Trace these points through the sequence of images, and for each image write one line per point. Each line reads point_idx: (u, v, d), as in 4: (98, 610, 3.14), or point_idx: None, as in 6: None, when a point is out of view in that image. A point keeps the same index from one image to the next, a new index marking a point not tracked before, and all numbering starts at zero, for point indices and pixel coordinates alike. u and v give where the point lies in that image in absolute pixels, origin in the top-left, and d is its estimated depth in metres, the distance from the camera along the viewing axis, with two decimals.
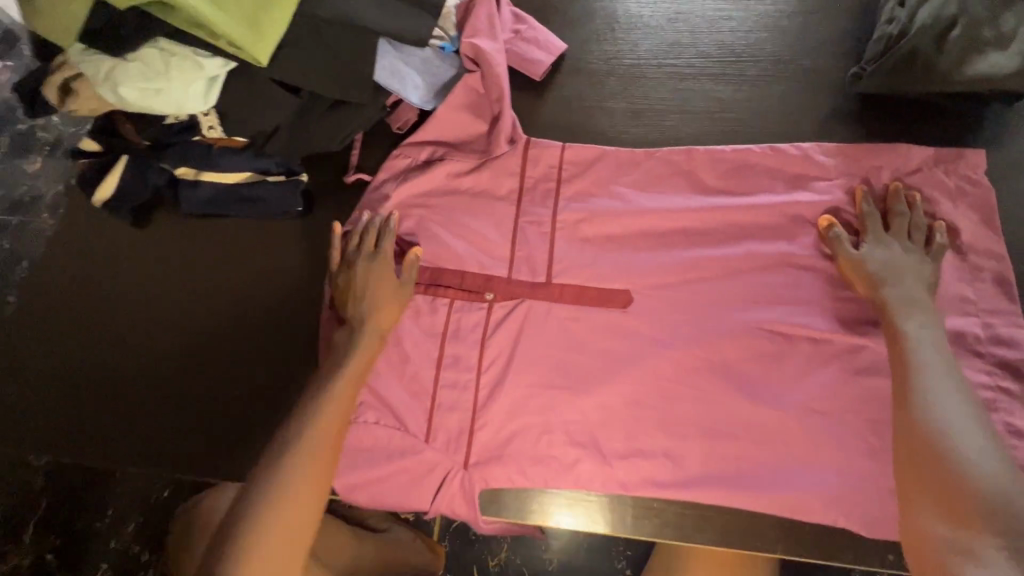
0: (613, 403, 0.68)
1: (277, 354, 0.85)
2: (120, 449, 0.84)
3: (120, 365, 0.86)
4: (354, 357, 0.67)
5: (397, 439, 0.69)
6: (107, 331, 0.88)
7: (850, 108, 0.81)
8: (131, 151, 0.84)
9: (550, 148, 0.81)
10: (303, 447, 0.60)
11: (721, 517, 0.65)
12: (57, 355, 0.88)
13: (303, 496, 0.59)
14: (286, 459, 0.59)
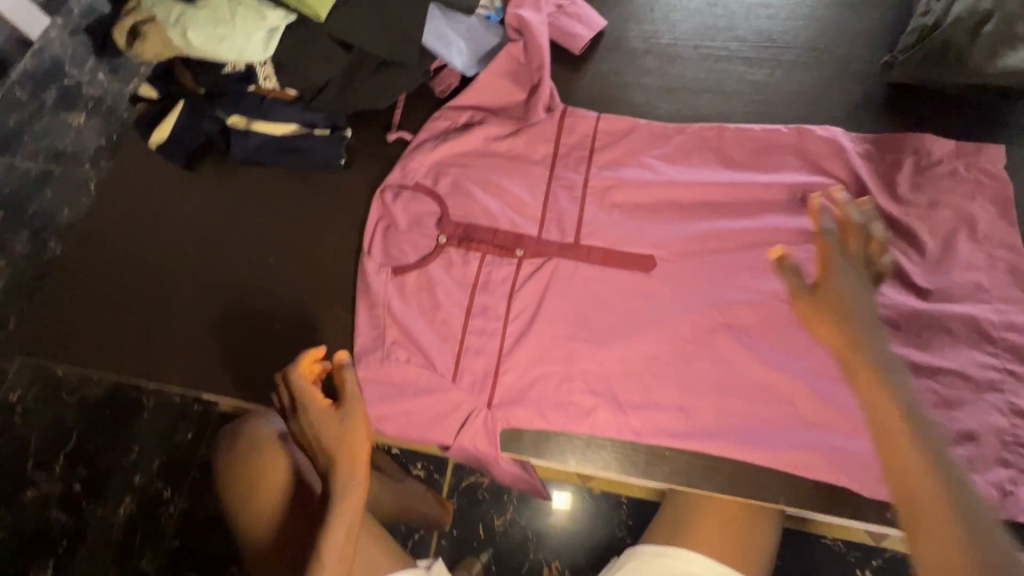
0: (631, 359, 0.72)
1: (300, 292, 0.84)
2: (145, 364, 0.84)
3: (156, 285, 0.88)
4: (341, 468, 0.63)
5: (425, 377, 0.74)
6: (148, 253, 0.90)
7: (880, 96, 0.83)
8: (188, 98, 0.89)
9: (585, 118, 0.85)
10: (333, 537, 0.62)
11: (729, 469, 0.69)
12: (96, 272, 0.90)
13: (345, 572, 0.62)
14: (322, 546, 0.61)
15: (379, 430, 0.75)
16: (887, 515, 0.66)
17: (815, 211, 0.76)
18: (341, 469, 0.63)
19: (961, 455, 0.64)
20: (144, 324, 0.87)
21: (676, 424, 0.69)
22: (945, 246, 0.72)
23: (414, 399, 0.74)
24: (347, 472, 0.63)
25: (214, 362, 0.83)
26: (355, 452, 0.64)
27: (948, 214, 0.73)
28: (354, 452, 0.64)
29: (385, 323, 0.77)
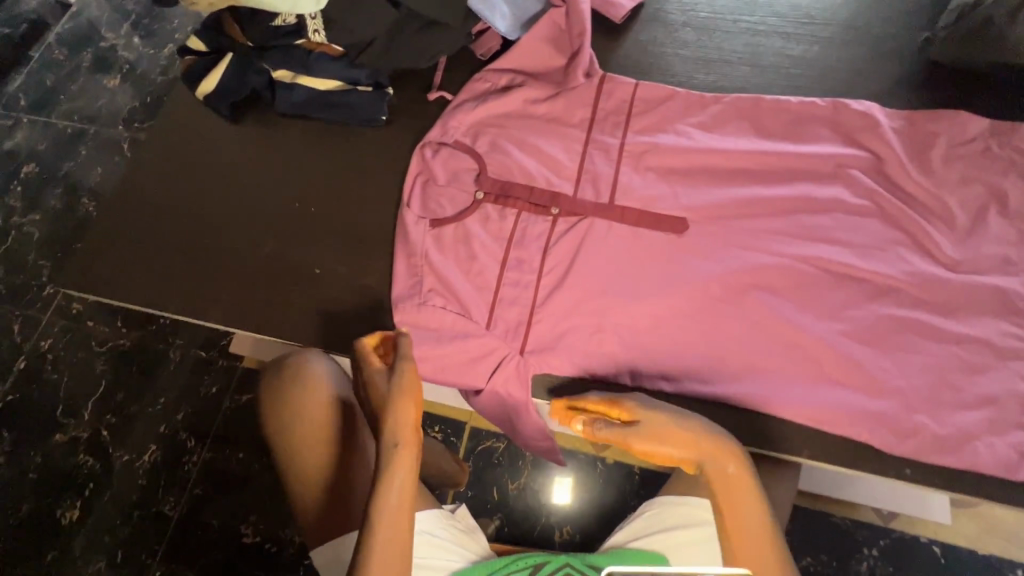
0: (661, 314, 0.75)
1: (343, 236, 0.88)
2: (190, 300, 0.88)
3: (201, 228, 0.92)
4: (394, 419, 0.68)
5: (457, 324, 0.77)
6: (193, 198, 0.94)
7: (917, 74, 0.84)
8: (235, 51, 0.91)
9: (623, 85, 0.86)
10: (391, 486, 0.67)
11: (751, 421, 0.72)
12: (144, 212, 0.94)
13: (403, 516, 0.67)
14: (381, 491, 0.67)
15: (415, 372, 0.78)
16: (906, 471, 0.68)
17: (848, 181, 0.78)
18: (394, 420, 0.68)
19: (981, 417, 0.66)
20: (191, 263, 0.90)
21: (699, 375, 0.73)
22: (975, 219, 0.73)
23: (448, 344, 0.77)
24: (399, 421, 0.68)
25: (261, 301, 0.87)
26: (405, 410, 0.69)
27: (980, 189, 0.75)
28: (406, 407, 0.69)
29: (422, 271, 0.80)
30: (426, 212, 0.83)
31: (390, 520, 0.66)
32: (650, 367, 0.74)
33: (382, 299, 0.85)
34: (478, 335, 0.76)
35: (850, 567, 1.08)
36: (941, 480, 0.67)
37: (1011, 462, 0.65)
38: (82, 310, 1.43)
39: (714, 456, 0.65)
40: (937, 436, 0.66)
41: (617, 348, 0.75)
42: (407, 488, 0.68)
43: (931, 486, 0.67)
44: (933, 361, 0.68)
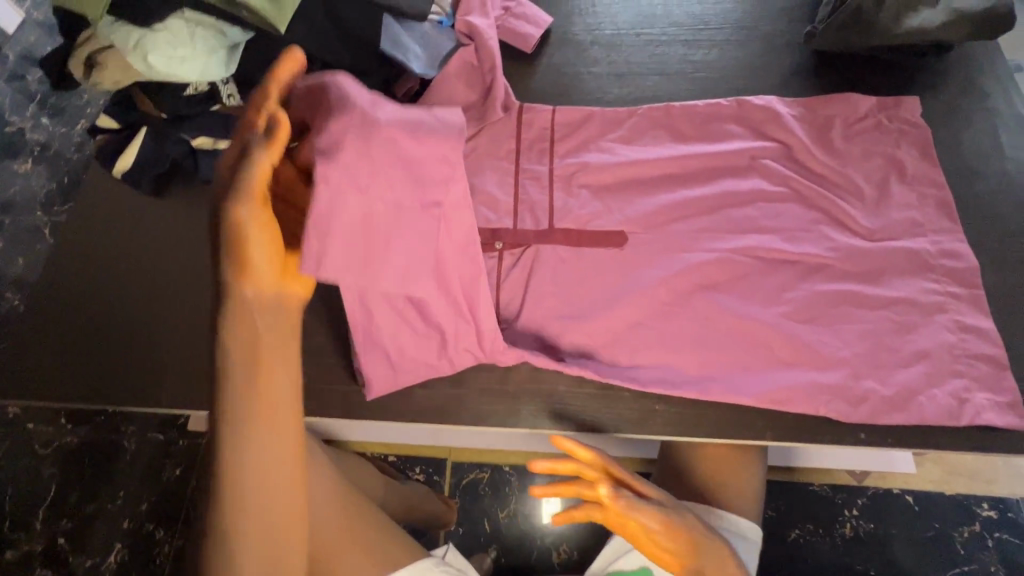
0: (616, 326, 0.77)
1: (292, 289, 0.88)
2: (137, 389, 0.84)
3: (139, 313, 0.88)
4: (232, 306, 0.48)
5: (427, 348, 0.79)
6: (126, 283, 0.91)
7: (807, 64, 0.91)
8: (153, 126, 0.88)
9: (543, 111, 0.89)
10: (242, 440, 0.48)
11: (715, 414, 0.75)
12: (75, 305, 0.90)
13: (258, 534, 0.49)
14: (214, 448, 0.48)
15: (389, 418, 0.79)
16: (861, 435, 0.72)
17: (763, 172, 0.83)
18: (230, 215, 0.48)
19: (920, 370, 0.71)
20: (131, 348, 0.86)
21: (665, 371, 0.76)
22: (882, 190, 0.79)
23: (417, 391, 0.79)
24: (246, 316, 0.48)
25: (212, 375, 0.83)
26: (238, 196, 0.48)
27: (881, 161, 0.81)
28: (242, 329, 0.48)
29: None
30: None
31: (233, 538, 0.48)
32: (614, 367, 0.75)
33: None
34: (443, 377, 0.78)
35: (836, 530, 1.12)
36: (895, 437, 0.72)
37: (952, 408, 0.70)
38: (19, 414, 1.33)
39: (715, 556, 0.61)
40: (885, 398, 0.70)
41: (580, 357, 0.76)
42: (268, 403, 0.48)
43: (885, 444, 0.71)
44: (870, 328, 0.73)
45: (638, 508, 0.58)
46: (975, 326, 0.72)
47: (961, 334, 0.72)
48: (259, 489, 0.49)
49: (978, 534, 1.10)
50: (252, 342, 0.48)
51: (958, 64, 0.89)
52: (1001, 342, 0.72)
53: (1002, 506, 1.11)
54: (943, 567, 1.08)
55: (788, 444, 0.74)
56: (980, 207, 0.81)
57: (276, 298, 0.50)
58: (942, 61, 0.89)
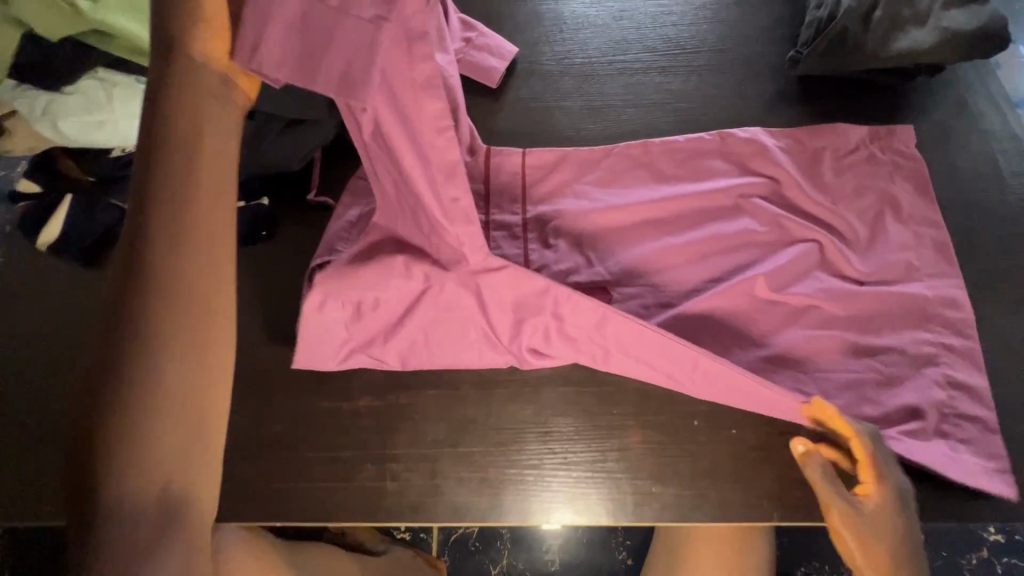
0: (608, 396, 0.68)
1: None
2: (58, 494, 0.73)
3: (63, 404, 0.77)
4: (181, 85, 0.48)
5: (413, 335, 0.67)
6: (40, 367, 0.78)
7: (791, 90, 0.86)
8: (78, 190, 0.79)
9: (511, 154, 0.81)
10: (175, 258, 0.46)
11: (717, 496, 0.63)
12: None
13: (183, 366, 0.46)
14: (144, 261, 0.46)
15: (339, 520, 0.66)
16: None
17: (752, 212, 0.77)
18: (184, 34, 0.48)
19: (929, 432, 0.65)
20: (52, 445, 0.75)
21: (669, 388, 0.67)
22: (877, 229, 0.74)
23: (378, 492, 0.66)
24: (196, 109, 0.48)
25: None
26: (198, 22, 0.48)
27: (873, 197, 0.76)
28: (187, 142, 0.47)
29: (328, 409, 0.70)
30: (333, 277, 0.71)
31: (157, 357, 0.45)
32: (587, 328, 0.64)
33: (273, 443, 0.69)
34: (405, 467, 0.67)
35: None
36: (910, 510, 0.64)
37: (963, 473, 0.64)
38: None
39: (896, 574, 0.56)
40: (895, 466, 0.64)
41: (561, 329, 0.65)
42: (214, 206, 0.48)
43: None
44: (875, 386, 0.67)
45: (850, 517, 0.55)
46: (967, 383, 0.67)
47: (965, 391, 0.67)
48: (191, 308, 0.46)
49: (982, 562, 1.07)
50: (195, 145, 0.48)
51: (948, 85, 0.84)
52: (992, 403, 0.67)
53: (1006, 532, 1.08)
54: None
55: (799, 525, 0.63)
56: (976, 244, 0.76)
57: (218, 100, 0.49)
58: (932, 83, 0.84)
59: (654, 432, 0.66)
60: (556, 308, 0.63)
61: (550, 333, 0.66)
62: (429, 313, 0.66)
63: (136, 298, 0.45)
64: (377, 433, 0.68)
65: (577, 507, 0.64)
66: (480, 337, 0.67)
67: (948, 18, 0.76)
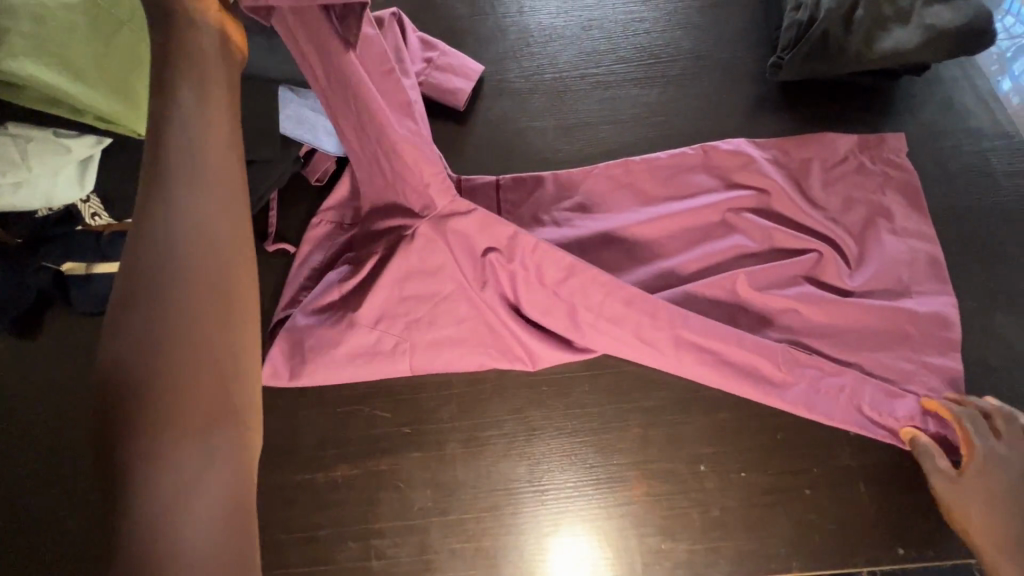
0: (607, 448, 0.63)
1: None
2: None
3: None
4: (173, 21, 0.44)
5: (385, 294, 0.62)
6: None
7: (773, 96, 0.81)
8: (4, 254, 0.69)
9: (483, 183, 0.75)
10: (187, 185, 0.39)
11: (732, 548, 0.58)
12: None
13: (203, 295, 0.37)
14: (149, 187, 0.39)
15: None
16: (899, 551, 0.58)
17: (743, 230, 0.72)
18: None
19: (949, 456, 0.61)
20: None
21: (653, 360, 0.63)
22: (875, 242, 0.70)
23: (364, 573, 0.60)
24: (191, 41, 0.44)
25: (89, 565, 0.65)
26: None
27: (864, 208, 0.72)
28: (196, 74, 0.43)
29: (301, 482, 0.64)
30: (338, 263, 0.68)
31: (177, 286, 0.37)
32: (556, 280, 0.61)
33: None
34: (393, 541, 0.61)
35: None
36: (935, 548, 0.58)
37: None
38: None
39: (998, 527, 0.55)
40: (915, 500, 0.60)
41: (545, 297, 0.62)
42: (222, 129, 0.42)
43: (927, 559, 0.58)
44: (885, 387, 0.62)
45: (942, 485, 0.57)
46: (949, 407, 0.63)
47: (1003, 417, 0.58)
48: (207, 233, 0.38)
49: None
50: (197, 70, 0.43)
51: (931, 83, 0.81)
52: None
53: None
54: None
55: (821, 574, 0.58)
56: (976, 251, 0.72)
57: (219, 47, 0.45)
58: (916, 82, 0.81)
59: (657, 483, 0.61)
60: (522, 258, 0.61)
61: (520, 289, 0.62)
62: (403, 266, 0.61)
63: (148, 229, 0.38)
64: (357, 506, 0.62)
65: (596, 547, 0.60)
66: (456, 294, 0.63)
67: (930, 14, 0.73)
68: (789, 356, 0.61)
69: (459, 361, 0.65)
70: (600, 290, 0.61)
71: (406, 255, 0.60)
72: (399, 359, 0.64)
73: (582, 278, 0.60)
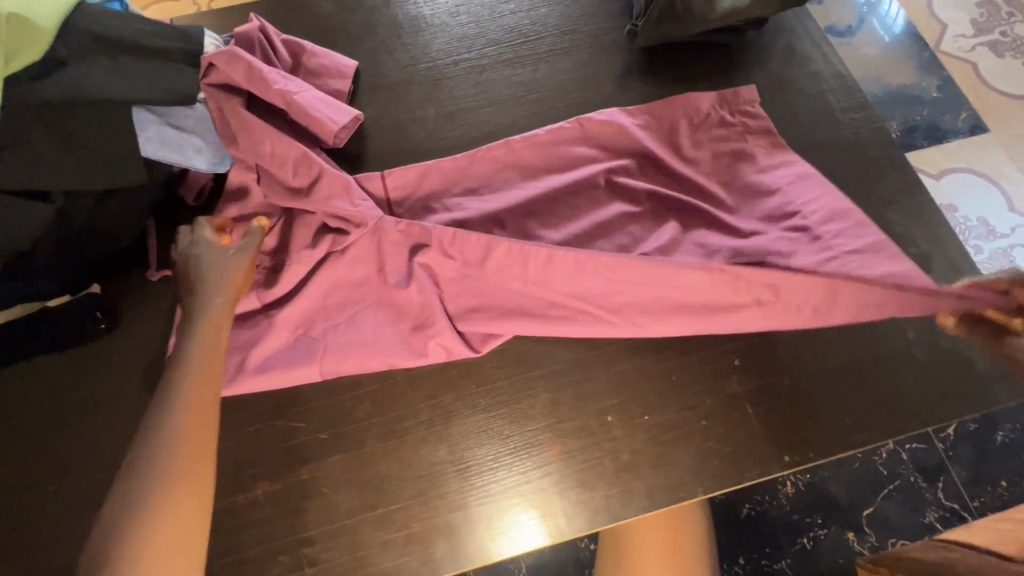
0: (521, 411, 0.66)
1: (84, 503, 0.65)
2: None
3: None
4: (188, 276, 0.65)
5: (311, 301, 0.68)
6: None
7: (638, 62, 0.86)
8: None
9: (370, 179, 0.75)
10: (150, 474, 0.53)
11: (643, 486, 0.63)
12: None
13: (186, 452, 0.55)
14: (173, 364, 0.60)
15: None
16: (786, 458, 0.65)
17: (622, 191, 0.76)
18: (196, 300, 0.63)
19: (822, 368, 0.68)
20: None
21: (585, 317, 0.67)
22: (740, 185, 0.76)
23: None
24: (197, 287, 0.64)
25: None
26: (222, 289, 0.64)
27: (726, 157, 0.78)
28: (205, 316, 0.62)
29: (221, 507, 0.63)
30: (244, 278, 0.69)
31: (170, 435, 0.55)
32: (478, 263, 0.68)
33: None
34: (323, 544, 0.61)
35: (778, 491, 1.08)
36: (818, 450, 0.65)
37: (854, 402, 0.67)
38: None
39: None
40: (797, 412, 0.67)
41: (462, 283, 0.68)
42: (217, 330, 0.62)
43: (810, 461, 0.65)
44: (795, 279, 0.65)
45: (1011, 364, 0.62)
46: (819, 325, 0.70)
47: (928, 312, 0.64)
48: (192, 408, 0.57)
49: (930, 468, 1.08)
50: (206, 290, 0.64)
51: (776, 35, 0.88)
52: (843, 338, 0.70)
53: (951, 440, 1.09)
54: (910, 510, 1.06)
55: (722, 491, 0.64)
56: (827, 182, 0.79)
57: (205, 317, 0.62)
58: (762, 34, 0.88)
59: (570, 439, 0.65)
60: (444, 245, 0.68)
61: (449, 277, 0.68)
62: (331, 277, 0.68)
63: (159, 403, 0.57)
64: (283, 518, 0.62)
65: (513, 515, 0.62)
66: (374, 299, 0.68)
67: None
68: (706, 294, 0.65)
69: (369, 361, 0.66)
70: (520, 260, 0.66)
71: (334, 266, 0.68)
72: (311, 360, 0.66)
73: (503, 251, 0.66)
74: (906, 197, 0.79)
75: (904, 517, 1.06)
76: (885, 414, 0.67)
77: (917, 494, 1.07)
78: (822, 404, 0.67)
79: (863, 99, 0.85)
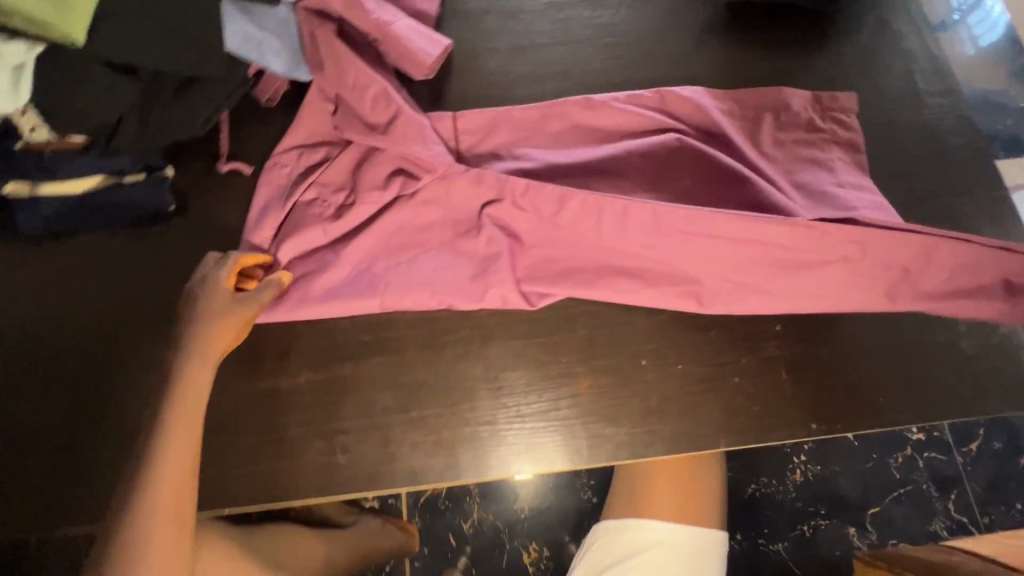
0: (559, 343, 0.68)
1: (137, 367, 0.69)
2: None
3: None
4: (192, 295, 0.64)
5: (375, 238, 0.69)
6: None
7: (721, 18, 0.84)
8: None
9: (441, 119, 0.75)
10: (149, 464, 0.56)
11: (667, 430, 0.65)
12: None
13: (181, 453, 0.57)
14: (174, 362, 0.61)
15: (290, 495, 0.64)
16: (813, 426, 0.65)
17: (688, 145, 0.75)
18: (196, 317, 0.62)
19: (864, 345, 0.68)
20: None
21: (649, 261, 0.68)
22: (811, 154, 0.74)
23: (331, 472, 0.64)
24: (197, 309, 0.63)
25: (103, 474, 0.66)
26: (223, 326, 0.62)
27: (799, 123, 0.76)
28: (204, 334, 0.62)
29: (267, 388, 0.66)
30: (310, 205, 0.70)
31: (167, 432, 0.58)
32: (550, 215, 0.67)
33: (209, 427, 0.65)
34: (358, 436, 0.65)
35: (786, 477, 1.08)
36: (845, 423, 0.66)
37: (891, 384, 0.67)
38: None
39: None
40: (831, 384, 0.67)
41: (534, 223, 0.68)
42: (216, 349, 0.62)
43: (836, 432, 0.65)
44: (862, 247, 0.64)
45: None
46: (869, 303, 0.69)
47: (1002, 292, 0.66)
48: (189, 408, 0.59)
49: (945, 479, 1.07)
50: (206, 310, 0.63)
51: (871, 7, 0.84)
52: (890, 319, 0.69)
53: (973, 455, 1.08)
54: (917, 516, 1.06)
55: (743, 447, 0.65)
56: (900, 165, 0.77)
57: (201, 333, 0.62)
58: (855, 5, 0.84)
59: (603, 375, 0.67)
60: (515, 197, 0.67)
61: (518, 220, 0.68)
62: (398, 219, 0.69)
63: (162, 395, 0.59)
64: (323, 406, 0.66)
65: (533, 444, 0.65)
66: (436, 219, 0.69)
67: None
68: (760, 254, 0.65)
69: (426, 302, 0.67)
70: (595, 214, 0.66)
71: (402, 209, 0.69)
72: (373, 296, 0.67)
73: (577, 207, 0.66)
74: (980, 192, 0.76)
75: (909, 521, 1.06)
76: (920, 400, 0.67)
77: (927, 502, 1.06)
78: (858, 380, 0.67)
79: (953, 85, 0.81)
